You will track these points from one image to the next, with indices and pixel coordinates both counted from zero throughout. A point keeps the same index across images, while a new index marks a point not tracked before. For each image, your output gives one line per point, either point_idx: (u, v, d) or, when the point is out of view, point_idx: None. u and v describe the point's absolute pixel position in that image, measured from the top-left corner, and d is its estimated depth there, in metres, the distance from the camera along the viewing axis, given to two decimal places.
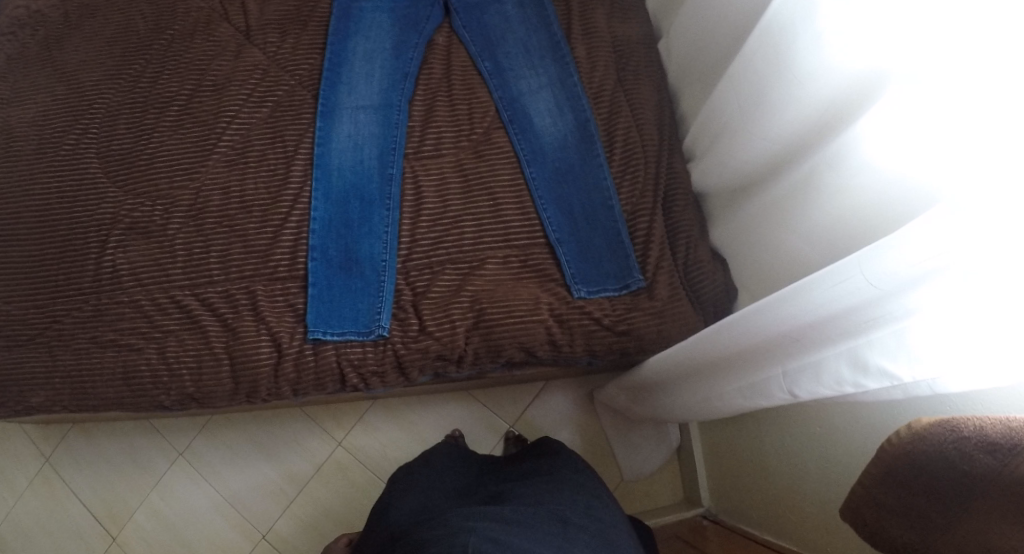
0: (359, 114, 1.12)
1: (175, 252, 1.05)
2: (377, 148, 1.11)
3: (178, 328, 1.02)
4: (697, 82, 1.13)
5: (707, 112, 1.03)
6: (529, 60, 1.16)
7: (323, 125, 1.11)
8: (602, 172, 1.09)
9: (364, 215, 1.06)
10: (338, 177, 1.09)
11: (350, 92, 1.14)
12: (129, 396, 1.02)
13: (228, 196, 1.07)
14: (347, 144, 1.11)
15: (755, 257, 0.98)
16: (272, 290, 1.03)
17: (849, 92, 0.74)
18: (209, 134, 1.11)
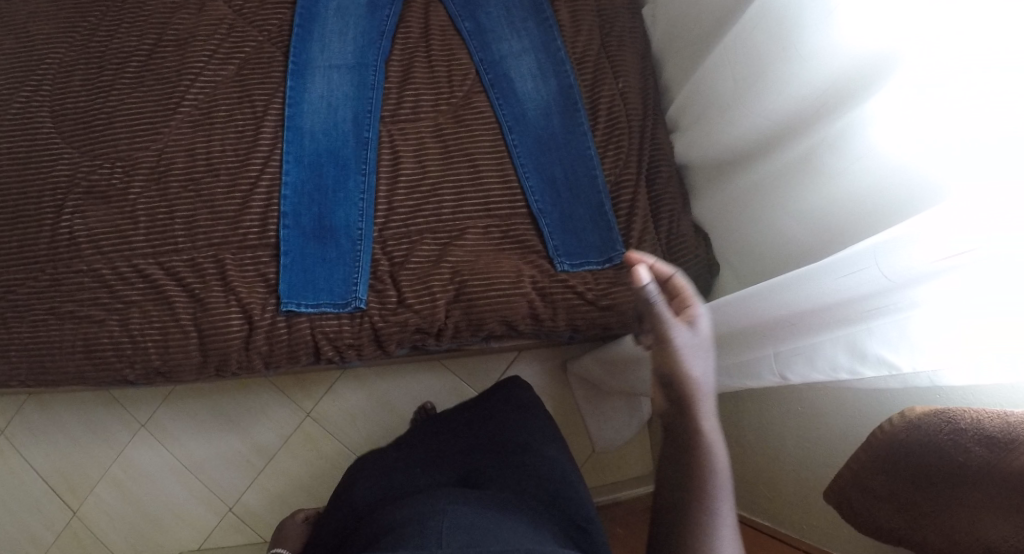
0: (332, 74, 1.07)
1: (137, 218, 1.00)
2: (351, 110, 1.05)
3: (141, 298, 0.97)
4: (684, 50, 1.09)
5: (700, 88, 1.03)
6: (512, 21, 1.11)
7: (294, 84, 1.05)
8: (586, 141, 1.06)
9: (340, 181, 1.02)
10: (311, 140, 1.04)
11: (322, 49, 1.07)
12: (90, 369, 0.97)
13: (193, 160, 1.02)
14: (320, 105, 1.05)
15: (742, 234, 0.98)
16: (241, 258, 0.99)
17: (850, 77, 0.77)
18: (172, 92, 1.05)
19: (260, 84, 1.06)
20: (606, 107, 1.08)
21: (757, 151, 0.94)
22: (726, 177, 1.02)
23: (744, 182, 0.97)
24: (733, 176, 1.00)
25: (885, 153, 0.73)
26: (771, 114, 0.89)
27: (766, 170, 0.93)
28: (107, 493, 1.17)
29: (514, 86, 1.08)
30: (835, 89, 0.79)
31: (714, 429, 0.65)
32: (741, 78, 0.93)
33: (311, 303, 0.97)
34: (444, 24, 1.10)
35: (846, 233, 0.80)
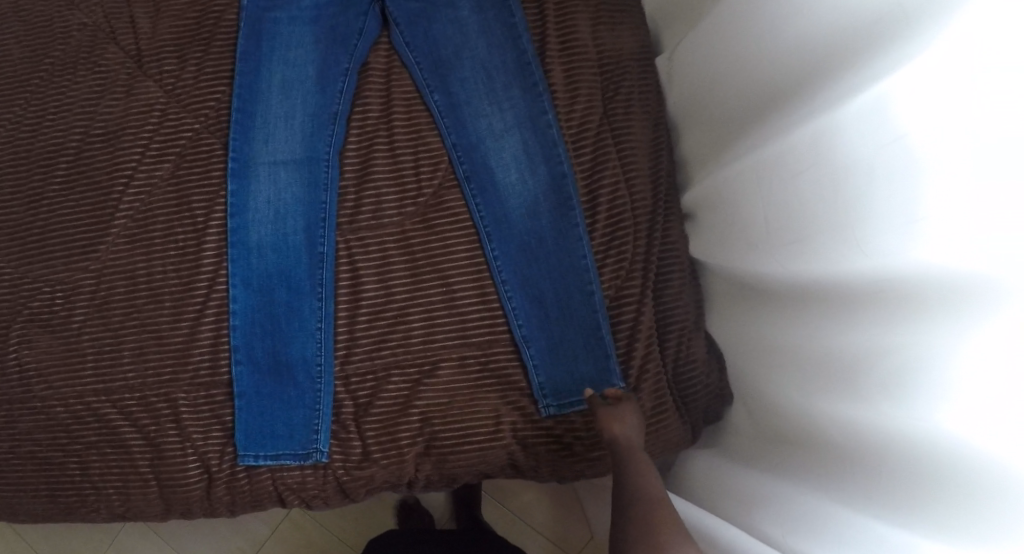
0: (281, 170, 0.93)
1: (84, 352, 0.90)
2: (304, 216, 0.91)
3: (98, 441, 0.89)
4: (700, 125, 0.89)
5: (728, 191, 0.82)
6: (493, 90, 0.93)
7: (237, 187, 0.91)
8: (581, 247, 0.89)
9: (296, 307, 0.90)
10: (261, 256, 0.91)
11: (268, 138, 0.93)
12: (56, 511, 0.92)
13: (134, 283, 0.90)
14: (269, 211, 0.92)
15: (761, 386, 0.82)
16: (196, 398, 0.89)
17: (924, 291, 0.56)
18: (105, 200, 0.92)
19: (197, 184, 0.91)
20: (607, 202, 0.89)
21: (777, 297, 0.77)
22: (742, 305, 0.86)
23: (765, 326, 0.80)
24: (749, 307, 0.84)
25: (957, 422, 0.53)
26: (799, 275, 0.70)
27: (786, 328, 0.76)
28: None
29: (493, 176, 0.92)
30: (892, 293, 0.58)
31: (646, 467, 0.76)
32: (774, 209, 0.73)
33: (270, 452, 0.88)
34: (409, 99, 0.93)
35: (879, 467, 0.62)
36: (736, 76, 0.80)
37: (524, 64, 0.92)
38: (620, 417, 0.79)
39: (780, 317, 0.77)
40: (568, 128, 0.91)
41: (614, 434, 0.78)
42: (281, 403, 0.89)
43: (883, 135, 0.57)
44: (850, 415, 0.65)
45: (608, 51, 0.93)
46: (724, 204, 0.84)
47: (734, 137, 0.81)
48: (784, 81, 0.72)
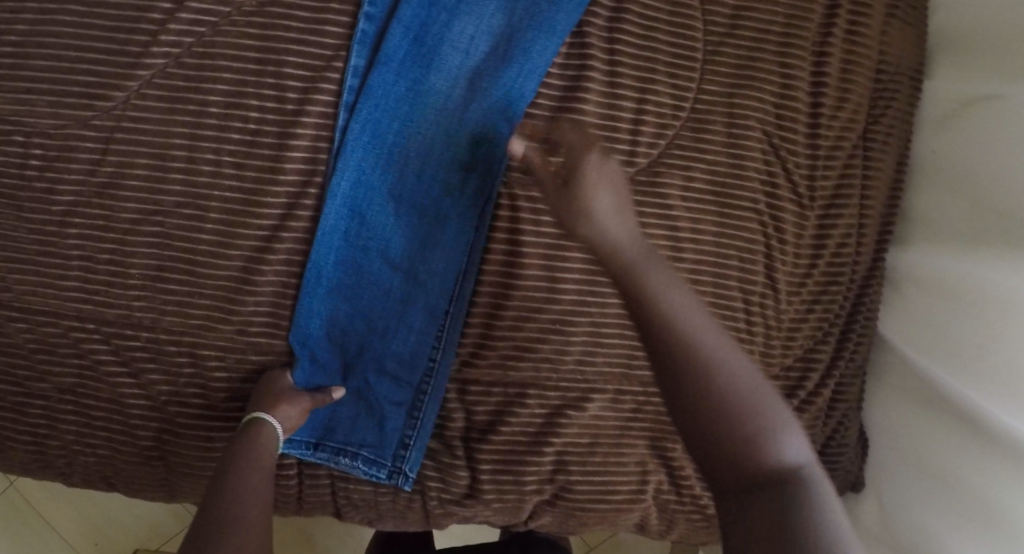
0: (464, 66, 0.63)
1: (66, 251, 0.62)
2: (467, 145, 0.63)
3: (72, 387, 0.64)
4: (951, 185, 0.73)
5: (985, 298, 0.66)
6: (755, 46, 0.67)
7: (379, 63, 0.62)
8: (785, 297, 0.71)
9: (417, 271, 0.64)
10: (393, 179, 0.63)
11: (454, 14, 0.63)
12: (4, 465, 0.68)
13: (162, 166, 0.61)
14: (426, 119, 0.63)
15: (923, 507, 0.71)
16: (240, 360, 0.63)
17: None
18: (128, 26, 0.61)
19: (295, 43, 0.61)
20: (834, 246, 0.71)
21: (1010, 449, 0.63)
22: (940, 421, 0.72)
23: (977, 465, 0.66)
24: (942, 423, 0.71)
25: None
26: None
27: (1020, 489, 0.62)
28: (68, 529, 0.96)
29: (728, 165, 0.66)
30: None
31: (668, 282, 0.54)
32: None
33: (327, 446, 0.66)
34: (649, 20, 0.65)
35: None
36: None
37: (790, 28, 0.69)
38: (619, 239, 0.55)
39: (1001, 468, 0.64)
40: (825, 134, 0.70)
41: (617, 258, 0.55)
42: (370, 391, 0.66)
43: None
44: None
45: (887, 58, 0.73)
46: (986, 306, 0.66)
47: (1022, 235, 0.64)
48: None
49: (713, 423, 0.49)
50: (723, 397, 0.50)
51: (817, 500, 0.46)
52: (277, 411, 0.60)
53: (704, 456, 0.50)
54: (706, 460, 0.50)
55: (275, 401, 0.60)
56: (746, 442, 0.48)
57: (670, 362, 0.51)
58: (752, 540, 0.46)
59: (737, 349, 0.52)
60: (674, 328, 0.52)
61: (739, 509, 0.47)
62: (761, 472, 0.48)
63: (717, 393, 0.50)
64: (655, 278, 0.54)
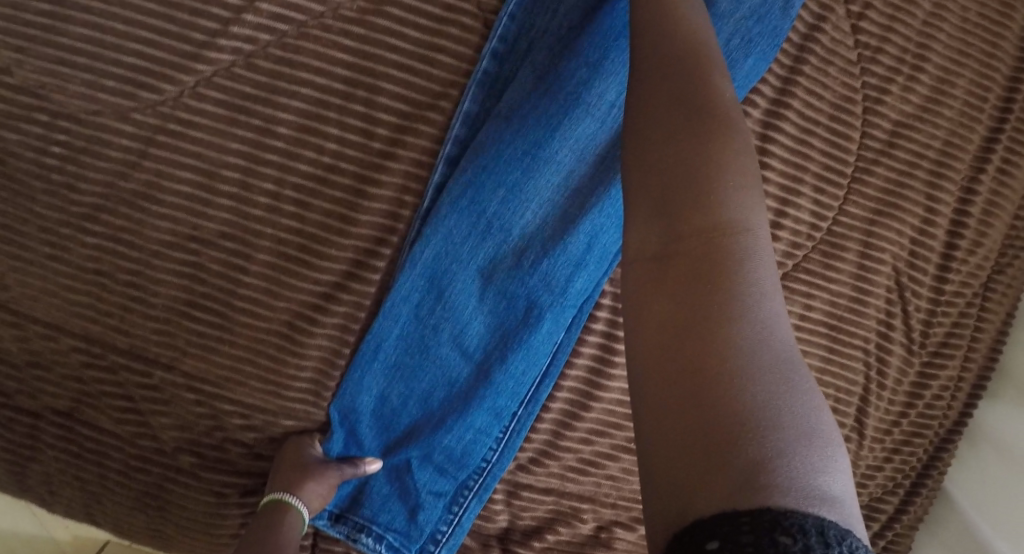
0: (601, 134, 0.50)
1: (83, 259, 0.52)
2: (580, 232, 0.51)
3: (67, 412, 0.54)
4: None
5: None
6: (908, 170, 0.59)
7: (495, 116, 0.50)
8: (870, 441, 0.64)
9: (490, 366, 0.53)
10: (485, 256, 0.51)
11: (603, 67, 0.49)
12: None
13: (207, 186, 0.51)
14: (541, 190, 0.50)
15: None
16: (268, 419, 0.54)
17: None
18: (199, 11, 0.50)
19: (397, 68, 0.51)
20: (930, 394, 0.65)
21: None
22: None
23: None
24: None
25: None
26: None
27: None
28: None
29: (851, 298, 0.59)
30: None
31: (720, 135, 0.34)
32: None
33: (350, 520, 0.56)
34: (805, 120, 0.56)
35: None
36: None
37: (949, 152, 0.60)
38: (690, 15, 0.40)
39: None
40: (956, 274, 0.63)
41: (675, 27, 0.39)
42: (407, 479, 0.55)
43: None
44: None
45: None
46: None
47: None
48: None
49: (682, 232, 0.32)
50: (718, 209, 0.32)
51: (751, 352, 0.29)
52: (303, 487, 0.50)
53: (639, 262, 0.33)
54: (657, 254, 0.33)
55: (304, 476, 0.51)
56: (702, 271, 0.31)
57: (650, 156, 0.35)
58: (660, 397, 0.29)
59: (748, 145, 0.35)
60: (708, 108, 0.35)
61: (659, 364, 0.30)
62: (706, 309, 0.30)
63: (706, 193, 0.33)
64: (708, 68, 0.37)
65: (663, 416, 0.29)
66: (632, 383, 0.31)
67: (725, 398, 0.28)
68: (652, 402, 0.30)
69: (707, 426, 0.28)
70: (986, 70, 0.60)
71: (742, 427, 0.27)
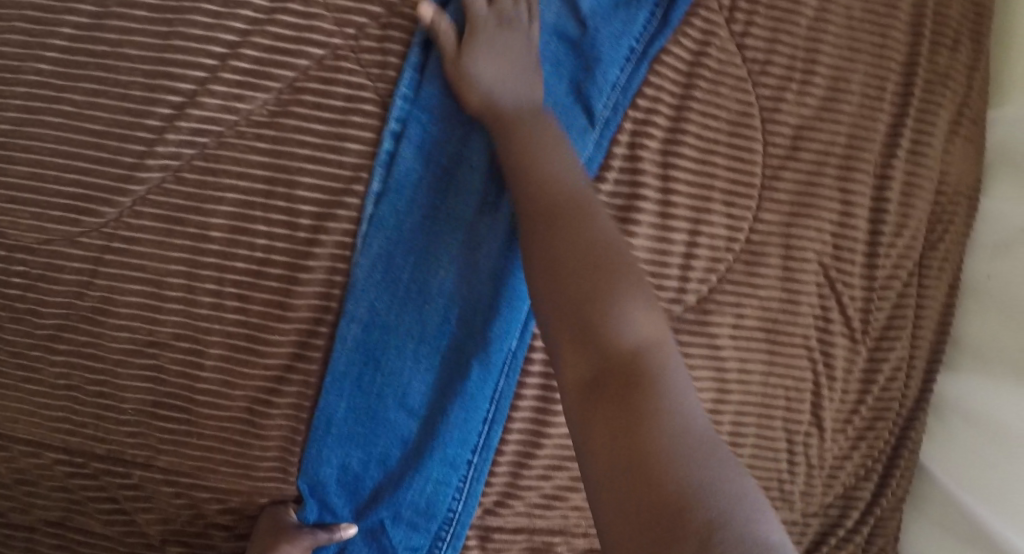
0: (487, 189, 0.57)
1: (53, 376, 0.56)
2: (492, 279, 0.57)
3: (61, 519, 0.58)
4: (1006, 318, 0.67)
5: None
6: (817, 169, 0.62)
7: (393, 191, 0.56)
8: (831, 435, 0.66)
9: (437, 418, 0.57)
10: (412, 318, 0.57)
11: (470, 129, 0.57)
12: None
13: (156, 296, 0.55)
14: (447, 249, 0.57)
15: None
16: (243, 500, 0.57)
17: None
18: (126, 135, 0.55)
19: (309, 161, 0.55)
20: (882, 382, 0.67)
21: None
22: None
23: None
24: None
25: None
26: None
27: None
28: None
29: (782, 301, 0.62)
30: None
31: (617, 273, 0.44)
32: None
33: None
34: (707, 141, 0.59)
35: None
36: None
37: (854, 149, 0.63)
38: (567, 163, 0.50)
39: None
40: (884, 262, 0.65)
41: (554, 188, 0.49)
42: (382, 543, 0.59)
43: None
44: None
45: (948, 180, 0.68)
46: None
47: None
48: None
49: (603, 352, 0.40)
50: (624, 337, 0.41)
51: (676, 432, 0.35)
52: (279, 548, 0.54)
53: (573, 390, 0.40)
54: (587, 381, 0.40)
55: (280, 535, 0.55)
56: (629, 380, 0.38)
57: (561, 302, 0.44)
58: (612, 492, 0.35)
59: (641, 280, 0.45)
60: (603, 257, 0.45)
61: (607, 465, 0.36)
62: (636, 406, 0.37)
63: (614, 323, 0.41)
64: (591, 218, 0.48)
65: (617, 504, 0.34)
66: (589, 494, 0.36)
67: (665, 474, 0.34)
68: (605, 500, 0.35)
69: (657, 501, 0.33)
70: (881, 58, 0.64)
71: (683, 497, 0.33)
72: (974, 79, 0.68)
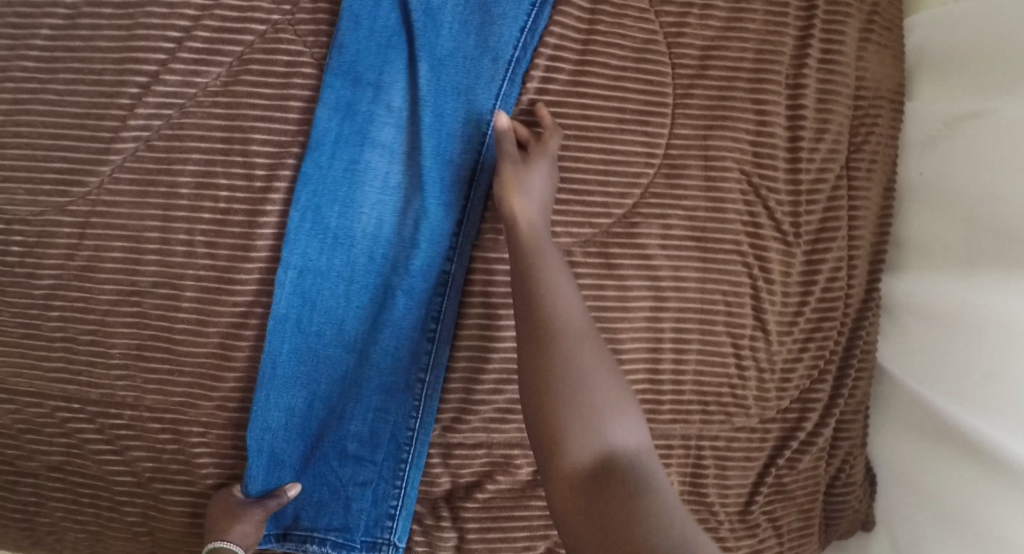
0: (398, 138, 0.63)
1: (50, 331, 0.61)
2: (416, 217, 0.64)
3: (61, 465, 0.63)
4: (943, 211, 0.71)
5: (982, 325, 0.65)
6: (727, 84, 0.66)
7: (311, 148, 0.61)
8: (777, 339, 0.69)
9: (376, 346, 0.64)
10: (343, 261, 0.63)
11: (378, 85, 0.62)
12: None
13: (136, 250, 0.61)
14: (372, 196, 0.63)
15: (925, 537, 0.70)
16: (223, 432, 0.63)
17: None
18: (106, 108, 0.60)
19: (260, 120, 0.61)
20: (822, 284, 0.70)
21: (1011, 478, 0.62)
22: (940, 452, 0.70)
23: (987, 498, 0.64)
24: (940, 453, 0.69)
25: None
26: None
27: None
28: None
29: (707, 209, 0.66)
30: None
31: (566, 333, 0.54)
32: None
33: (296, 535, 0.65)
34: (615, 68, 0.65)
35: None
36: None
37: (763, 62, 0.67)
38: (547, 277, 0.56)
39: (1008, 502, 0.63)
40: (807, 169, 0.68)
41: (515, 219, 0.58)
42: (341, 472, 0.65)
43: None
44: None
45: (866, 83, 0.72)
46: (986, 332, 0.65)
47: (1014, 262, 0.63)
48: None
49: (537, 431, 0.52)
50: (581, 397, 0.51)
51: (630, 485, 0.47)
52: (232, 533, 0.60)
53: (536, 444, 0.52)
54: (544, 444, 0.51)
55: (231, 521, 0.60)
56: (574, 446, 0.50)
57: (525, 366, 0.54)
58: (589, 523, 0.46)
59: (591, 336, 0.55)
60: (542, 326, 0.55)
61: (575, 507, 0.48)
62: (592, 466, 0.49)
63: (564, 388, 0.52)
64: (543, 257, 0.57)
65: (587, 534, 0.46)
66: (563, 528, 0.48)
67: (625, 515, 0.45)
68: (579, 530, 0.47)
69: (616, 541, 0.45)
70: None
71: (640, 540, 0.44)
72: None
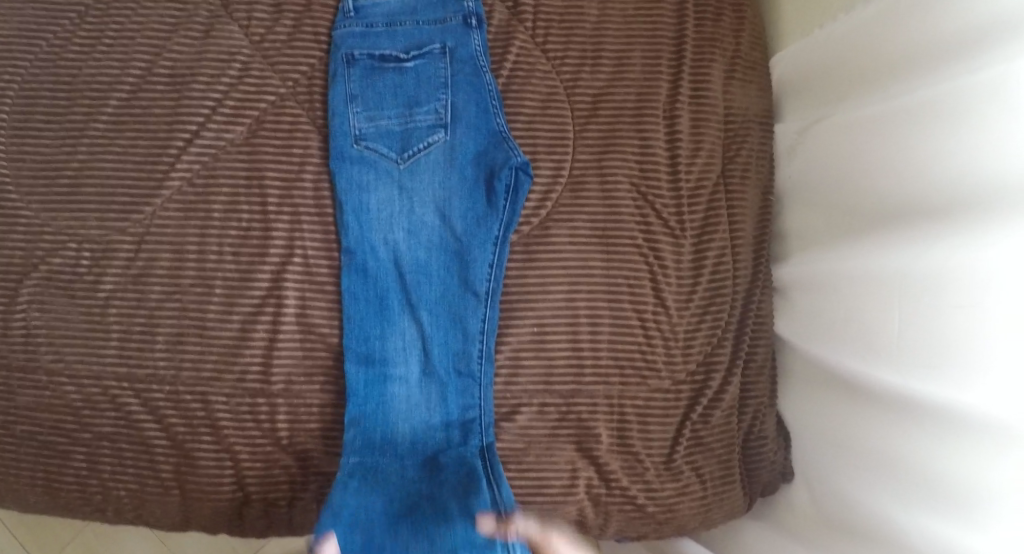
0: (409, 265, 0.83)
1: (108, 325, 0.80)
2: (449, 317, 0.83)
3: (110, 433, 0.80)
4: (805, 206, 0.89)
5: (820, 280, 0.84)
6: (614, 120, 0.88)
7: (347, 298, 0.81)
8: (677, 312, 0.85)
9: (433, 421, 0.82)
10: (391, 363, 0.82)
11: (385, 229, 0.83)
12: (52, 504, 0.83)
13: (180, 258, 0.80)
14: (413, 327, 0.83)
15: (817, 464, 0.84)
16: (238, 401, 0.79)
17: (955, 419, 0.65)
18: (159, 156, 0.82)
19: (271, 161, 0.82)
20: (711, 267, 0.86)
21: (850, 386, 0.79)
22: (816, 392, 0.85)
23: (849, 419, 0.79)
24: (817, 393, 0.85)
25: (951, 528, 0.65)
26: (945, 391, 0.66)
27: (880, 428, 0.74)
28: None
29: (606, 213, 0.85)
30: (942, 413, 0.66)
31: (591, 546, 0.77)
32: (863, 306, 0.77)
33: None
34: (527, 114, 0.88)
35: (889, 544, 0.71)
36: (853, 172, 0.81)
37: (644, 101, 0.89)
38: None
39: (849, 405, 0.80)
40: (687, 178, 0.88)
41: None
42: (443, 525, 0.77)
43: (970, 291, 0.64)
44: (890, 498, 0.72)
45: (735, 109, 0.91)
46: (825, 284, 0.84)
47: (837, 228, 0.83)
48: (887, 191, 0.76)
49: None
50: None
51: None
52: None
53: None
54: None
55: None
56: None
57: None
58: None
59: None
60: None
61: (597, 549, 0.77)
62: None
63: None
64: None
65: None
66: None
67: None
68: None
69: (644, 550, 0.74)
70: (654, 38, 0.91)
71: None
72: (742, 38, 0.93)
